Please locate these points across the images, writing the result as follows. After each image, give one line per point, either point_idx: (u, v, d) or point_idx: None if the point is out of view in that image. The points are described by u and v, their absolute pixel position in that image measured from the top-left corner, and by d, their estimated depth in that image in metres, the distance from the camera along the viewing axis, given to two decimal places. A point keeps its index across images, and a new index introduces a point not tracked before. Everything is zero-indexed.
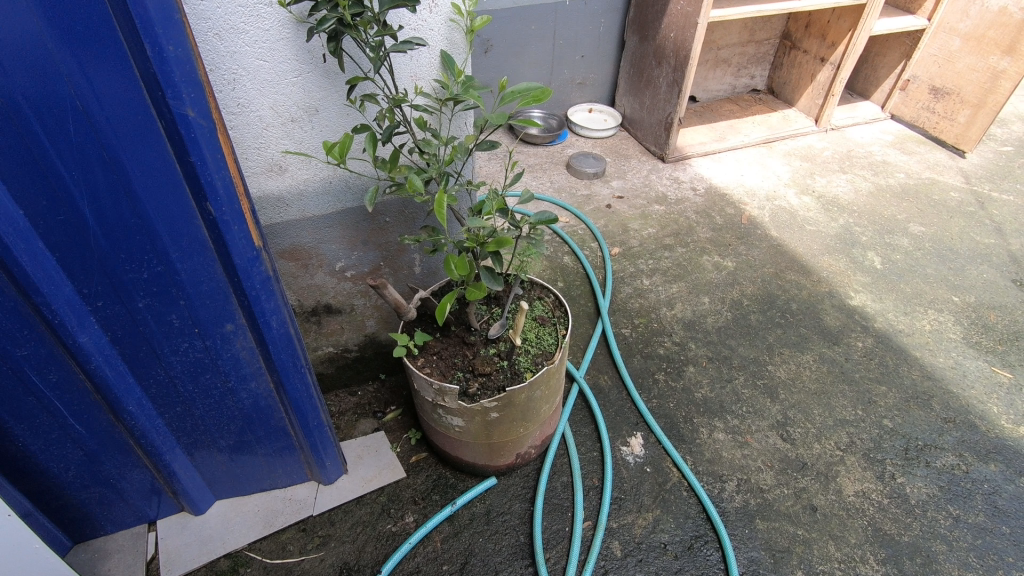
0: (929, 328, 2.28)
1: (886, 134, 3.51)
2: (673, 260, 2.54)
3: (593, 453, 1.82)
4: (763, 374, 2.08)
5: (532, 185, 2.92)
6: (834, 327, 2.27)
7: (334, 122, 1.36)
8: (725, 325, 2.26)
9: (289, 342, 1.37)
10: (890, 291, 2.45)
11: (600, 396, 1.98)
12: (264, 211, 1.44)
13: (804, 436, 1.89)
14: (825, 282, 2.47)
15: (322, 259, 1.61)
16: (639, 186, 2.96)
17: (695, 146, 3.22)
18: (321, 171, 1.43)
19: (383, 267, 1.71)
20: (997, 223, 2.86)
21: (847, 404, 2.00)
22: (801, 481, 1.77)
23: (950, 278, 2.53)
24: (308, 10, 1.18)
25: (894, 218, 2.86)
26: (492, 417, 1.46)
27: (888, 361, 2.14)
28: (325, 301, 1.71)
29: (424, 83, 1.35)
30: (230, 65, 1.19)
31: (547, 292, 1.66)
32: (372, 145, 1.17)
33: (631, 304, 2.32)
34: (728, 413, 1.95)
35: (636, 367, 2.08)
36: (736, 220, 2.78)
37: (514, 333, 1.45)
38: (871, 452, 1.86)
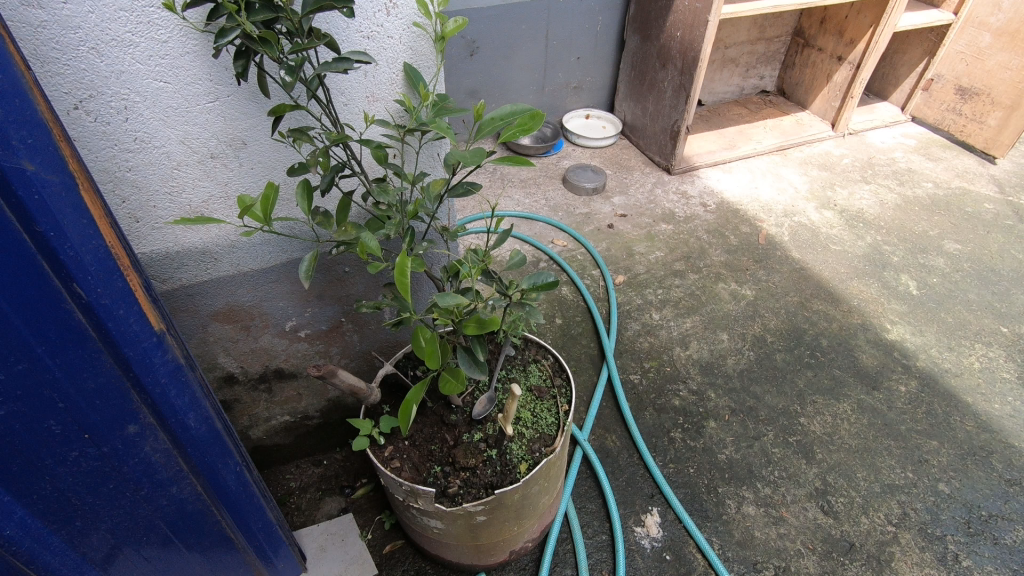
0: (979, 366, 2.01)
1: (908, 138, 3.23)
2: (685, 289, 2.25)
3: (602, 537, 1.54)
4: (795, 429, 1.79)
5: (524, 203, 2.62)
6: (871, 368, 1.99)
7: (269, 155, 1.07)
8: (748, 367, 1.97)
9: (212, 440, 1.08)
10: (929, 321, 2.17)
11: (607, 461, 1.69)
12: (187, 268, 1.14)
13: (848, 508, 1.61)
14: (856, 312, 2.19)
15: (267, 319, 1.31)
16: (643, 203, 2.67)
17: (704, 155, 2.93)
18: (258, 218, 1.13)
19: (345, 323, 1.41)
20: None
21: (893, 464, 1.72)
22: (849, 569, 1.49)
23: (995, 305, 2.25)
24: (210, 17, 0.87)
25: (926, 234, 2.58)
26: (478, 520, 1.17)
27: (936, 410, 1.87)
28: (275, 366, 1.41)
29: (383, 107, 1.06)
30: (117, 89, 0.89)
31: (546, 354, 1.38)
32: (307, 197, 0.88)
33: (640, 344, 2.02)
34: (758, 480, 1.66)
35: (648, 423, 1.79)
36: (753, 240, 2.50)
37: (504, 419, 1.15)
38: (927, 526, 1.58)
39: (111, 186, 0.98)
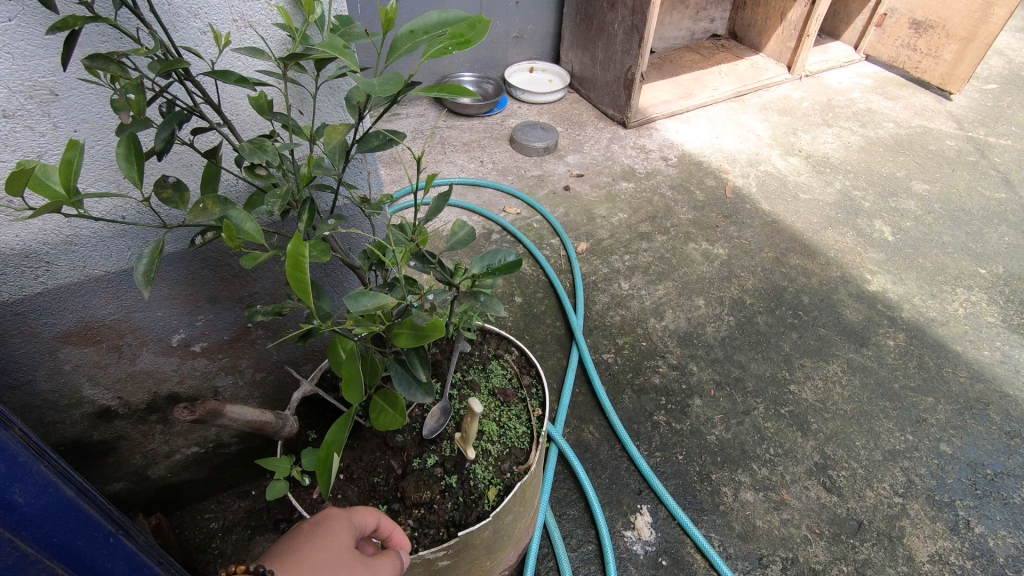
0: (963, 312, 1.90)
1: (864, 78, 3.10)
2: (653, 252, 2.04)
3: (588, 547, 1.33)
4: (786, 399, 1.63)
5: (469, 168, 2.33)
6: (857, 324, 1.84)
7: (96, 109, 0.78)
8: (729, 334, 1.79)
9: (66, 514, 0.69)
10: (909, 268, 2.05)
11: (586, 457, 1.48)
12: (5, 278, 0.82)
13: (852, 482, 1.46)
14: (834, 264, 2.04)
15: (144, 334, 1.01)
16: (600, 160, 2.43)
17: (660, 106, 2.70)
18: (100, 200, 0.83)
19: (253, 329, 1.12)
20: (1003, 173, 2.51)
21: (892, 428, 1.58)
22: (860, 551, 1.34)
23: (970, 245, 2.15)
24: None
25: (894, 176, 2.46)
26: (441, 566, 0.93)
27: (927, 363, 1.74)
28: (167, 391, 1.11)
29: (264, 37, 0.79)
30: None
31: (508, 347, 1.15)
32: (134, 160, 0.59)
33: (610, 318, 1.80)
34: (754, 460, 1.49)
35: (627, 408, 1.58)
36: (719, 193, 2.31)
37: (464, 440, 0.91)
38: (935, 493, 1.45)
39: None
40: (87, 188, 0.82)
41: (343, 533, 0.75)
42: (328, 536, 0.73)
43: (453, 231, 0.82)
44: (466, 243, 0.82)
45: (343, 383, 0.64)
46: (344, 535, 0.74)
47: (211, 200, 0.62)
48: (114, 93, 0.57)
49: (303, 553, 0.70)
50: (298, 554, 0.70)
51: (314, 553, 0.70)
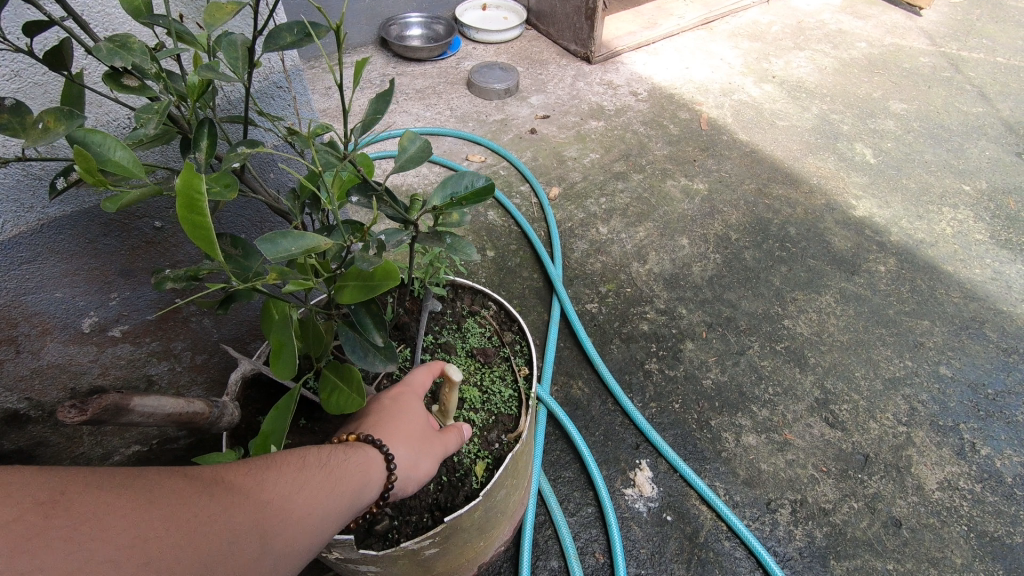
0: (951, 231, 1.84)
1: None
2: (630, 192, 1.91)
3: (588, 510, 1.23)
4: (781, 335, 1.54)
5: (425, 116, 2.13)
6: (846, 252, 1.76)
7: None
8: (717, 273, 1.68)
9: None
10: (894, 190, 1.97)
11: (578, 414, 1.37)
12: None
13: (854, 415, 1.39)
14: (818, 192, 1.95)
15: (44, 321, 0.84)
16: (566, 99, 2.26)
17: (624, 38, 2.52)
18: None
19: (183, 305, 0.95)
20: (978, 87, 2.44)
21: (890, 355, 1.52)
22: (870, 486, 1.28)
23: (952, 163, 2.08)
24: None
25: (871, 97, 2.36)
26: (428, 555, 0.81)
27: (920, 286, 1.68)
28: (88, 386, 0.95)
29: None
30: None
31: (485, 302, 1.01)
32: None
33: (591, 265, 1.68)
34: (753, 402, 1.41)
35: (617, 359, 1.47)
36: (694, 126, 2.17)
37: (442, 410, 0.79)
38: (938, 419, 1.40)
39: None
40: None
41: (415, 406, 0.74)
42: (407, 411, 0.72)
43: (403, 146, 0.67)
44: (420, 163, 0.66)
45: (271, 355, 0.56)
46: (423, 410, 0.73)
47: (53, 116, 0.49)
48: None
49: (389, 426, 0.69)
50: (387, 428, 0.69)
51: (399, 424, 0.70)
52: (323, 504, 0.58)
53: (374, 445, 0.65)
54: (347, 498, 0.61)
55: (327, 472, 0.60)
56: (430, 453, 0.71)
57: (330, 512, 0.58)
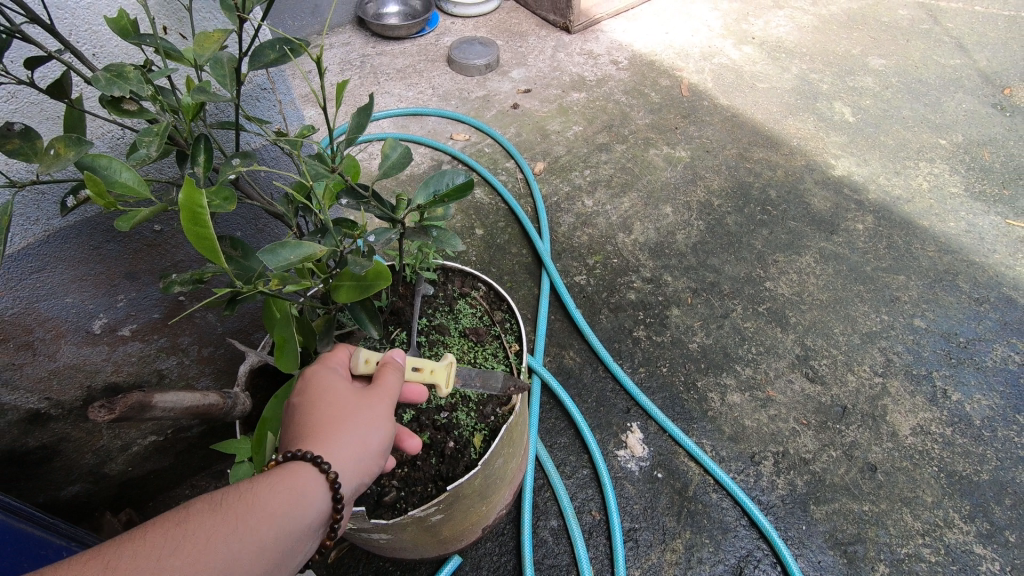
0: (927, 186, 1.88)
1: None
2: (614, 164, 1.94)
3: (583, 472, 1.31)
4: (763, 297, 1.60)
5: (408, 96, 2.14)
6: (825, 212, 1.81)
7: None
8: (700, 240, 1.73)
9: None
10: (872, 148, 2.01)
11: (570, 383, 1.44)
12: None
13: (833, 369, 1.47)
14: (798, 153, 1.98)
15: (57, 326, 0.88)
16: (547, 72, 2.26)
17: (602, 5, 2.51)
18: None
19: (187, 302, 1.00)
20: (956, 38, 2.45)
21: (867, 310, 1.58)
22: (847, 435, 1.36)
23: (930, 117, 2.12)
24: None
25: (850, 54, 2.37)
26: (434, 521, 0.88)
27: (897, 242, 1.73)
28: (105, 383, 1.00)
29: None
30: None
31: (474, 284, 1.06)
32: None
33: (578, 238, 1.72)
34: (737, 362, 1.48)
35: (605, 328, 1.53)
36: (676, 93, 2.19)
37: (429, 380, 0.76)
38: (912, 368, 1.47)
39: None
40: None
41: (333, 374, 0.70)
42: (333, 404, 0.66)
43: (385, 154, 0.71)
44: (402, 166, 0.71)
45: (276, 350, 0.60)
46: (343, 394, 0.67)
47: (61, 143, 0.53)
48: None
49: (313, 407, 0.66)
50: (310, 413, 0.65)
51: (321, 397, 0.66)
52: (229, 541, 0.52)
53: (299, 458, 0.59)
54: (274, 517, 0.55)
55: (233, 505, 0.54)
56: (375, 395, 0.67)
57: (237, 548, 0.52)
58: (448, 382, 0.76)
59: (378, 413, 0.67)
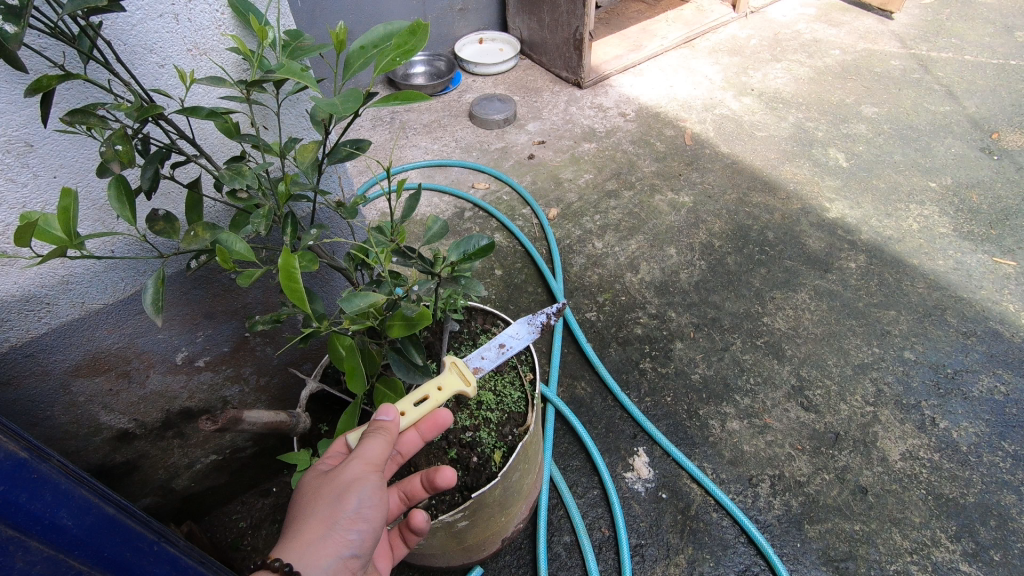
0: (917, 227, 2.01)
1: (808, 7, 3.14)
2: (622, 209, 2.11)
3: (594, 493, 1.43)
4: (760, 331, 1.73)
5: (433, 149, 2.36)
6: (820, 252, 1.95)
7: (72, 154, 0.80)
8: (702, 278, 1.88)
9: (23, 478, 0.72)
10: (865, 191, 2.15)
11: (582, 411, 1.57)
12: (11, 324, 0.88)
13: (826, 398, 1.58)
14: (795, 197, 2.13)
15: (149, 358, 1.06)
16: (560, 124, 2.47)
17: (611, 62, 2.73)
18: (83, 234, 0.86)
19: (250, 338, 1.18)
20: (946, 86, 2.61)
21: (860, 343, 1.70)
22: (840, 459, 1.46)
23: (920, 161, 2.26)
24: None
25: (844, 103, 2.54)
26: (460, 527, 1.02)
27: (887, 279, 1.86)
28: (180, 407, 1.17)
29: (219, 57, 0.83)
30: None
31: (495, 321, 1.22)
32: (122, 197, 0.65)
33: (588, 278, 1.88)
34: (736, 392, 1.60)
35: (614, 360, 1.67)
36: (679, 142, 2.37)
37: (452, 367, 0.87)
38: (902, 398, 1.58)
39: None
40: (81, 230, 0.86)
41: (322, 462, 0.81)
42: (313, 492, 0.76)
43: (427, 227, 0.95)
44: (441, 235, 0.95)
45: (348, 376, 0.77)
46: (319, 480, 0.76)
47: (201, 226, 0.70)
48: (103, 145, 0.59)
49: (298, 493, 0.78)
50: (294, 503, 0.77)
51: (303, 484, 0.78)
52: None
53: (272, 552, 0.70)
54: None
55: None
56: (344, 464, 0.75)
57: None
58: (465, 383, 0.85)
59: (339, 487, 0.74)
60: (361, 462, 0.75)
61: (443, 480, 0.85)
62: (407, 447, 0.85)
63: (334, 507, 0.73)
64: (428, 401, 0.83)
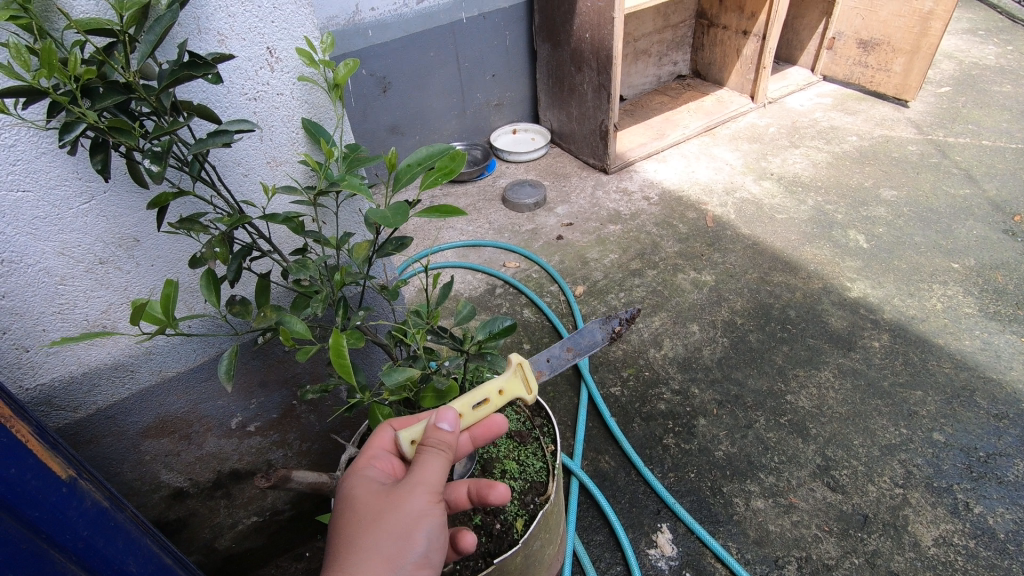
0: (942, 307, 2.04)
1: (824, 97, 3.32)
2: (646, 287, 2.20)
3: (617, 568, 1.44)
4: (784, 409, 1.75)
5: (468, 230, 2.54)
6: (843, 330, 1.98)
7: (168, 247, 0.98)
8: (725, 355, 1.93)
9: (106, 526, 0.81)
10: (886, 271, 2.20)
11: (605, 485, 1.60)
12: (100, 388, 1.01)
13: (854, 479, 1.57)
14: (816, 277, 2.20)
15: (208, 421, 1.18)
16: (587, 207, 2.63)
17: (636, 149, 2.91)
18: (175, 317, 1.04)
19: (297, 405, 1.30)
20: (965, 170, 2.69)
21: (886, 423, 1.70)
22: (869, 543, 1.45)
23: (941, 243, 2.30)
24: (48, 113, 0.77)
25: (862, 186, 2.63)
26: None
27: (913, 359, 1.87)
28: (229, 469, 1.28)
29: (291, 168, 1.01)
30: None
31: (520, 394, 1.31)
32: (211, 286, 0.79)
33: (613, 353, 1.95)
34: (760, 470, 1.61)
35: (638, 435, 1.71)
36: (702, 224, 2.49)
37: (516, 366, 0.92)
38: (933, 481, 1.56)
39: None
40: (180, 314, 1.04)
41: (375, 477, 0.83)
42: (376, 516, 0.78)
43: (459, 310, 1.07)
44: (470, 317, 1.06)
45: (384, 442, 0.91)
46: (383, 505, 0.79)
47: (270, 309, 0.84)
48: (204, 248, 0.78)
49: (356, 511, 0.80)
50: (350, 525, 0.79)
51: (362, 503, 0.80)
52: None
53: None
54: None
55: None
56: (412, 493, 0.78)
57: None
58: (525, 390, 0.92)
59: (405, 525, 0.77)
60: (429, 490, 0.79)
61: (498, 493, 0.93)
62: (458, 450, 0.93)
63: (403, 541, 0.76)
64: (489, 404, 0.89)
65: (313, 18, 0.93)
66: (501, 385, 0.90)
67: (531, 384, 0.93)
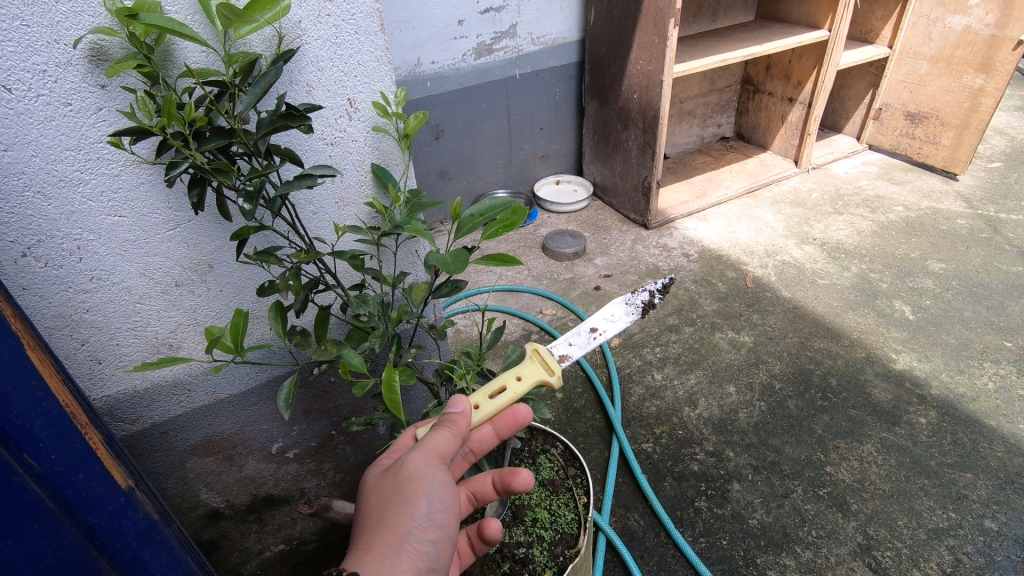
0: (993, 386, 1.96)
1: (870, 166, 3.32)
2: (682, 343, 2.19)
3: None
4: (824, 480, 1.69)
5: (507, 275, 2.59)
6: (887, 403, 1.92)
7: (238, 275, 1.04)
8: (762, 419, 1.88)
9: (153, 538, 0.82)
10: (933, 345, 2.14)
11: (633, 544, 1.56)
12: (159, 404, 1.07)
13: (897, 562, 1.50)
14: (859, 345, 2.15)
15: (251, 445, 1.22)
16: (626, 260, 2.66)
17: (677, 207, 2.95)
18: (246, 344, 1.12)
19: (335, 436, 1.33)
20: (1018, 247, 2.62)
21: (933, 506, 1.62)
22: None
23: (992, 319, 2.24)
24: (156, 150, 0.87)
25: (909, 257, 2.59)
26: None
27: (962, 439, 1.80)
28: (264, 492, 1.31)
29: (356, 209, 1.08)
30: (90, 227, 0.88)
31: (554, 442, 1.32)
32: (279, 318, 0.85)
33: (646, 409, 1.93)
34: (797, 543, 1.55)
35: (669, 495, 1.67)
36: (741, 284, 2.48)
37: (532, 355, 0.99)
38: (984, 572, 1.48)
39: (68, 330, 0.93)
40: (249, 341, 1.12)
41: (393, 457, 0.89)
42: (386, 490, 0.83)
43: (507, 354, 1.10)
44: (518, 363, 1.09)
45: None
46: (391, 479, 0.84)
47: (330, 342, 0.89)
48: (279, 280, 0.84)
49: (372, 489, 0.86)
50: (367, 502, 0.85)
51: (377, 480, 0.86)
52: None
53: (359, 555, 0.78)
54: None
55: None
56: (411, 462, 0.83)
57: None
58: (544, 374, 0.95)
59: (406, 492, 0.81)
60: (426, 457, 0.83)
61: (521, 480, 0.95)
62: (482, 443, 0.97)
63: (406, 509, 0.80)
64: (506, 393, 0.93)
65: (392, 75, 1.01)
66: (519, 371, 0.96)
67: (553, 367, 0.97)
